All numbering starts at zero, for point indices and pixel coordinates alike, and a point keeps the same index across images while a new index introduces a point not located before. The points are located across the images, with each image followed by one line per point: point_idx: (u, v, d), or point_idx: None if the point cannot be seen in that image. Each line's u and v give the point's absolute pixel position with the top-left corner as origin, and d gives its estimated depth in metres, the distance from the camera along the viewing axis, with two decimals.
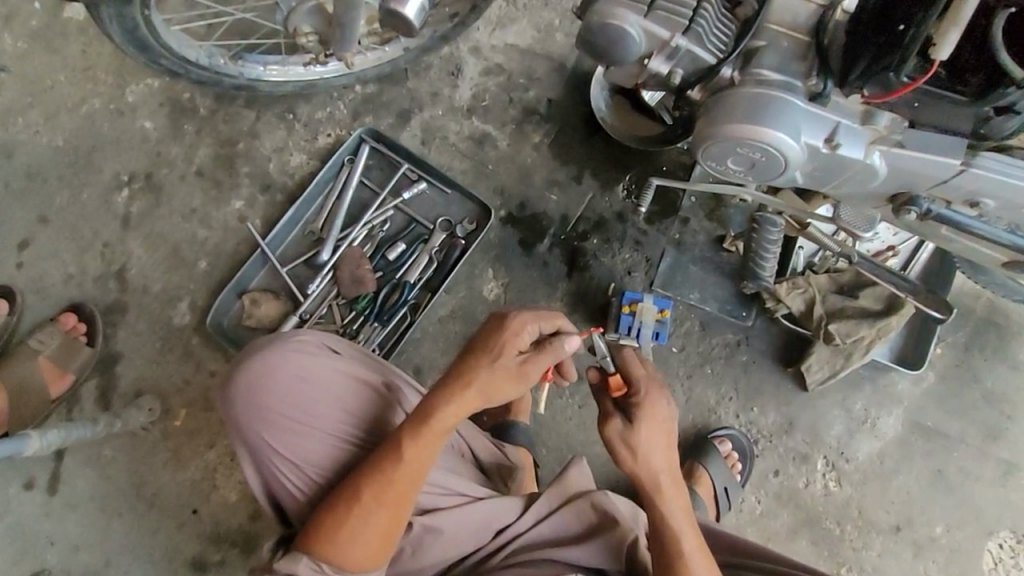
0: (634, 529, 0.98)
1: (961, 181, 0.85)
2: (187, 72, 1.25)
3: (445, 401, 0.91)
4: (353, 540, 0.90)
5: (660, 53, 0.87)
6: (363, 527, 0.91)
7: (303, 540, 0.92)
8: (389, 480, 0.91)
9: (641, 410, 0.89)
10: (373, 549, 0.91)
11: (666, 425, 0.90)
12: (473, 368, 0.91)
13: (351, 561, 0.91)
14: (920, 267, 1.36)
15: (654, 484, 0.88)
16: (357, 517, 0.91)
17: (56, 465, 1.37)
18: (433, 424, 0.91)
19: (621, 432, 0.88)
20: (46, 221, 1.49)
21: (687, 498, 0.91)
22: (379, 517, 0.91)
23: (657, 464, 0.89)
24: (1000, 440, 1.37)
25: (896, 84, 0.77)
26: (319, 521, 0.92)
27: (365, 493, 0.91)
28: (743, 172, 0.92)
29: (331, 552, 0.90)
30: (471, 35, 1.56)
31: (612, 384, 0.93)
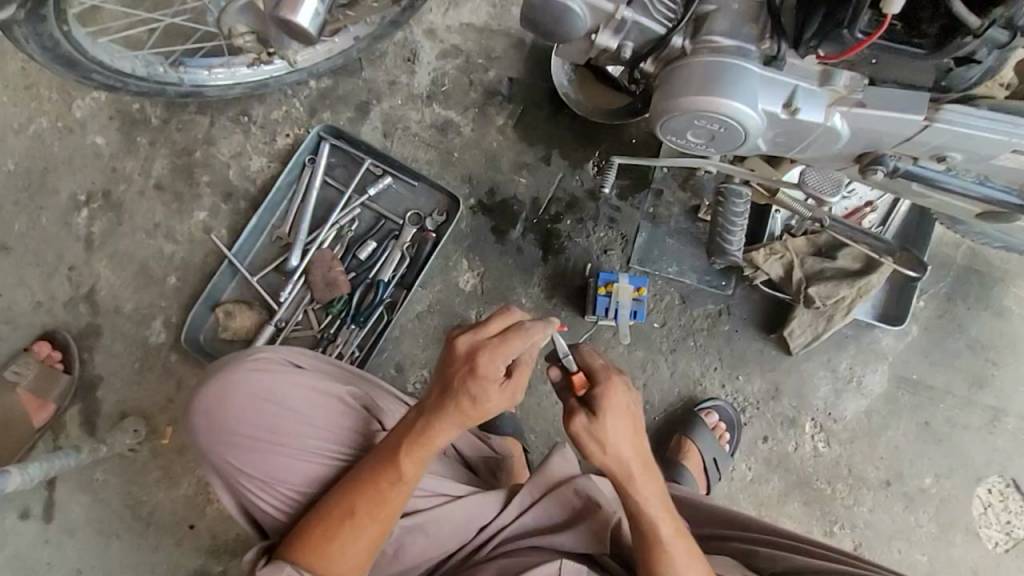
0: (616, 513, 0.98)
1: (926, 136, 0.81)
2: (125, 85, 1.21)
3: (437, 424, 0.91)
4: (341, 553, 0.92)
5: (606, 28, 0.83)
6: (352, 541, 0.92)
7: (286, 552, 0.92)
8: (381, 496, 0.93)
9: (604, 401, 0.87)
10: (360, 560, 0.93)
11: (631, 411, 0.88)
12: (456, 396, 0.88)
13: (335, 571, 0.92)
14: (899, 222, 1.34)
15: (626, 475, 0.88)
16: (347, 533, 0.92)
17: (49, 493, 1.37)
18: (431, 445, 0.92)
19: (588, 427, 0.87)
20: (8, 249, 1.45)
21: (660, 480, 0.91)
22: (369, 530, 0.92)
23: (627, 453, 0.87)
24: (987, 387, 1.37)
25: (851, 42, 0.74)
26: (306, 534, 0.93)
27: (359, 511, 0.92)
28: (704, 144, 0.89)
29: (319, 563, 0.91)
30: (424, 17, 1.50)
31: (576, 383, 0.91)
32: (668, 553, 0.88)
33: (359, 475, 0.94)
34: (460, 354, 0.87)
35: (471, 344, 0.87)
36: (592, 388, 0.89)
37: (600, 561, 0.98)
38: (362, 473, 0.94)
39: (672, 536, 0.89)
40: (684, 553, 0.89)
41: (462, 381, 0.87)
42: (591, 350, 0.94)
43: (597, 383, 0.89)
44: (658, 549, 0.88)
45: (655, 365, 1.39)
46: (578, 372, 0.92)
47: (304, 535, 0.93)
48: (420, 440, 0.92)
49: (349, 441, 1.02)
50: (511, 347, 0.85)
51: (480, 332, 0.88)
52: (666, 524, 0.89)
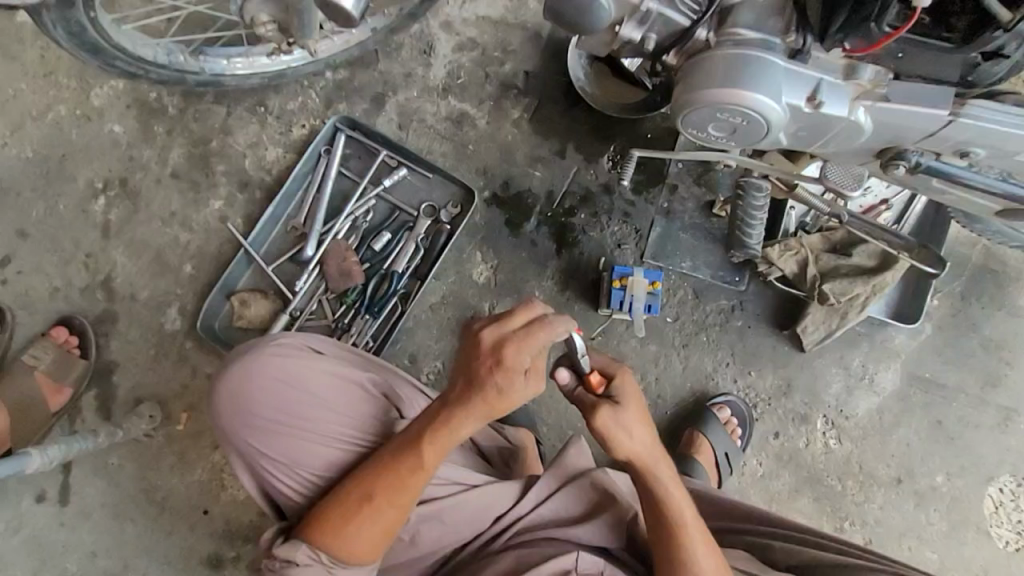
0: (632, 506, 1.00)
1: (951, 132, 0.82)
2: (146, 73, 1.21)
3: (463, 415, 0.91)
4: (356, 536, 0.93)
5: (631, 20, 0.84)
6: (367, 524, 0.93)
7: (302, 531, 0.95)
8: (401, 482, 0.93)
9: (623, 392, 0.90)
10: (375, 543, 0.94)
11: (647, 401, 0.91)
12: (483, 392, 0.88)
13: (350, 553, 0.93)
14: (914, 219, 1.34)
15: (642, 462, 0.91)
16: (364, 517, 0.93)
17: (65, 477, 1.38)
18: (455, 433, 0.92)
19: (605, 418, 0.88)
20: (26, 235, 1.46)
21: (676, 466, 0.94)
22: (385, 515, 0.93)
23: (645, 441, 0.90)
24: (999, 387, 1.37)
25: (878, 36, 0.73)
26: (323, 514, 0.95)
27: (376, 495, 0.93)
28: (725, 138, 0.89)
29: (333, 544, 0.93)
30: (441, 10, 1.50)
31: (593, 383, 0.91)
32: (690, 539, 0.89)
33: (381, 460, 0.95)
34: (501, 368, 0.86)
35: (498, 341, 0.86)
36: (610, 380, 0.90)
37: (616, 554, 0.98)
38: (384, 459, 0.95)
39: (692, 520, 0.91)
40: (705, 539, 0.90)
41: (499, 383, 0.87)
42: (605, 347, 0.96)
43: (613, 376, 0.92)
44: (676, 537, 0.89)
45: (667, 360, 1.40)
46: (594, 372, 0.91)
47: (320, 515, 0.95)
48: (442, 429, 0.92)
49: (369, 427, 1.03)
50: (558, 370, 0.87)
51: (506, 329, 0.87)
52: (685, 510, 0.91)
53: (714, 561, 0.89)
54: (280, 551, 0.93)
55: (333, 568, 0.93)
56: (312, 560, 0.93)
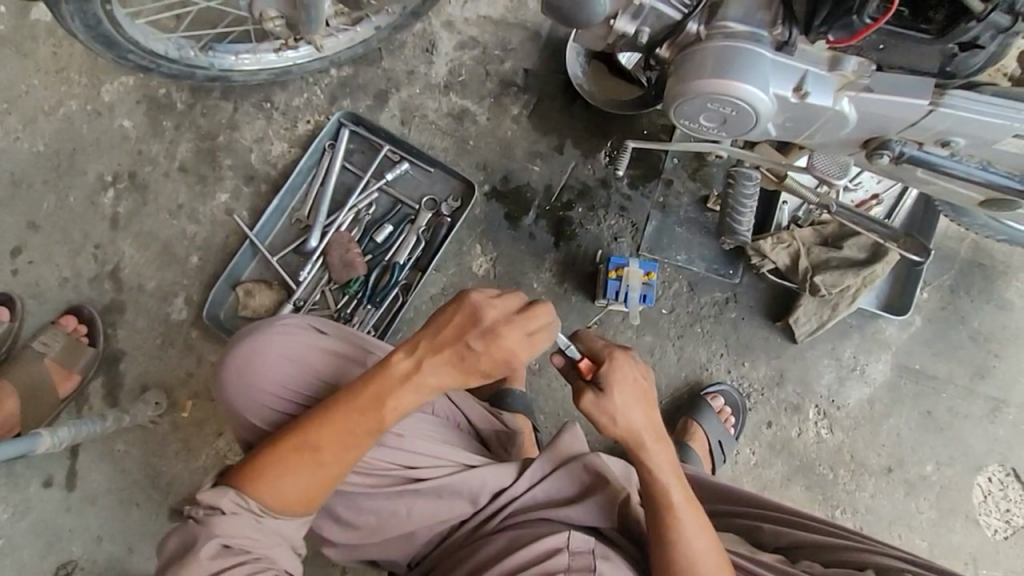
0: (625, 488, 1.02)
1: (931, 121, 0.85)
2: (156, 66, 1.27)
3: (430, 377, 0.93)
4: (291, 486, 0.91)
5: (625, 13, 0.87)
6: (304, 474, 0.91)
7: (232, 479, 0.91)
8: (350, 435, 0.93)
9: (611, 378, 0.90)
10: (308, 493, 0.92)
11: (638, 386, 0.91)
12: (460, 359, 0.92)
13: (279, 501, 0.90)
14: (905, 215, 1.38)
15: (634, 445, 0.92)
16: (302, 464, 0.91)
17: (72, 462, 1.41)
18: (419, 393, 0.94)
19: (596, 403, 0.90)
20: (36, 226, 1.50)
21: (668, 447, 0.95)
22: (327, 467, 0.92)
23: (635, 424, 0.91)
24: (988, 378, 1.39)
25: (858, 26, 0.77)
26: (259, 462, 0.92)
27: (323, 444, 0.92)
28: (716, 128, 0.93)
29: (265, 492, 0.90)
30: (442, 10, 1.54)
31: (584, 368, 0.93)
32: (679, 519, 0.91)
33: (328, 411, 0.94)
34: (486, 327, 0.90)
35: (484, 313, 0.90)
36: (599, 368, 0.91)
37: (608, 533, 1.00)
38: (334, 412, 0.94)
39: (682, 502, 0.92)
40: (694, 519, 0.92)
41: (483, 351, 0.90)
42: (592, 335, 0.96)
43: (602, 362, 0.92)
44: (667, 517, 0.91)
45: (663, 350, 1.42)
46: (583, 359, 0.94)
47: (255, 462, 0.92)
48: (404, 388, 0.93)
49: None
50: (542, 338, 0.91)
51: (505, 306, 0.91)
52: (676, 492, 0.92)
53: (706, 540, 0.91)
54: (204, 497, 0.88)
55: (261, 517, 0.90)
56: (238, 508, 0.88)
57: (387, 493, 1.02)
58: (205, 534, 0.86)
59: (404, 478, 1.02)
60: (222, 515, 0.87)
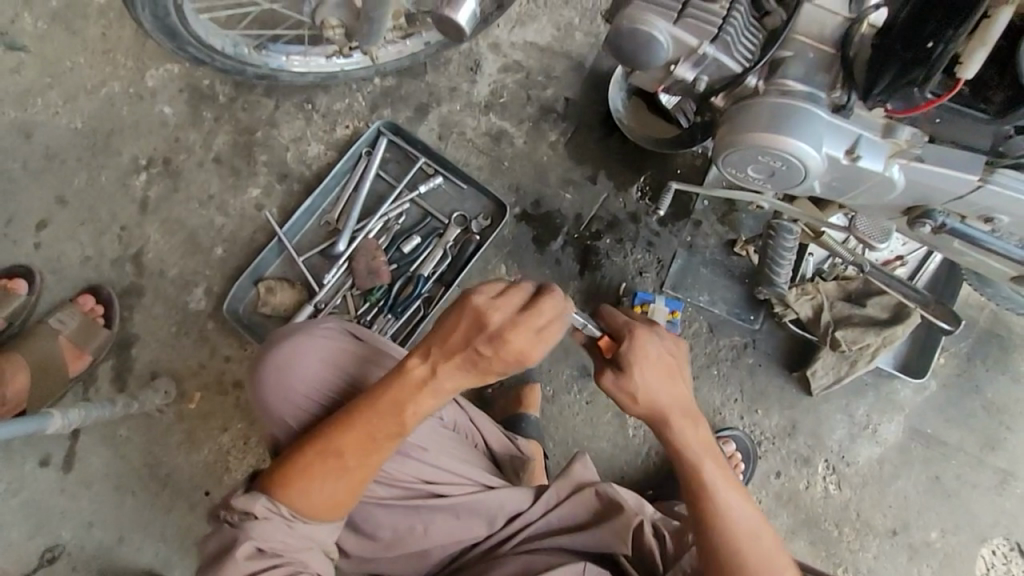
0: (639, 515, 1.00)
1: (978, 197, 0.87)
2: (212, 61, 1.29)
3: (442, 377, 0.91)
4: (320, 492, 0.92)
5: (687, 60, 0.86)
6: (332, 479, 0.92)
7: (264, 485, 0.92)
8: (373, 440, 0.93)
9: (633, 355, 0.91)
10: (337, 499, 0.93)
11: (662, 360, 0.91)
12: (465, 358, 0.89)
13: (312, 508, 0.92)
14: (928, 277, 1.38)
15: (662, 422, 0.93)
16: (330, 469, 0.92)
17: (71, 444, 1.39)
18: (430, 393, 0.92)
19: (619, 384, 0.91)
20: (64, 202, 1.50)
21: (697, 422, 0.94)
22: (353, 473, 0.93)
23: (663, 399, 0.91)
24: (998, 449, 1.39)
25: (919, 100, 0.78)
26: (288, 469, 0.92)
27: (345, 449, 0.92)
28: (762, 180, 0.94)
29: (296, 498, 0.91)
30: (490, 32, 1.57)
31: (602, 346, 0.95)
32: (716, 494, 0.91)
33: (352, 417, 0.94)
34: (487, 329, 0.87)
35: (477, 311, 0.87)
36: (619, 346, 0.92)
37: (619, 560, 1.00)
38: (358, 416, 0.94)
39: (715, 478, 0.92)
40: (730, 491, 0.92)
41: (493, 353, 0.87)
42: (613, 311, 0.97)
43: (621, 340, 0.93)
44: (702, 494, 0.91)
45: None
46: (603, 337, 0.96)
47: (284, 469, 0.93)
48: (421, 391, 0.92)
49: None
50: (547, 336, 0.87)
51: (507, 303, 0.87)
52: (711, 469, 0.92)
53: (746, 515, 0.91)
54: (238, 502, 0.89)
55: (293, 523, 0.91)
56: (271, 514, 0.90)
57: (404, 505, 1.01)
58: (240, 540, 0.87)
59: (423, 492, 1.02)
60: (255, 519, 0.89)
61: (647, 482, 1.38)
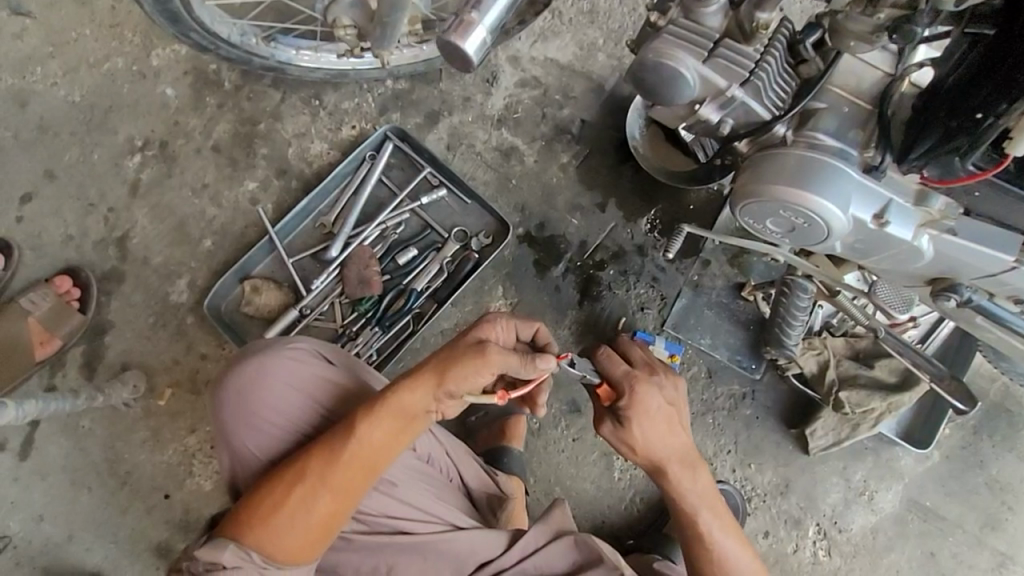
0: (618, 560, 0.95)
1: (1009, 276, 0.82)
2: (216, 48, 1.23)
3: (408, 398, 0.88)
4: (288, 529, 0.86)
5: (713, 101, 0.81)
6: (299, 516, 0.86)
7: (231, 530, 0.86)
8: (336, 467, 0.88)
9: (631, 411, 0.87)
10: (305, 538, 0.87)
11: (668, 408, 0.88)
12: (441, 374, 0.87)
13: (280, 551, 0.86)
14: (939, 342, 1.31)
15: (660, 475, 0.91)
16: (296, 503, 0.87)
17: (31, 430, 1.33)
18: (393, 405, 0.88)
19: (613, 432, 0.91)
20: (53, 177, 1.44)
21: (695, 473, 0.91)
22: (319, 506, 0.87)
23: (661, 457, 0.89)
24: (998, 531, 1.33)
25: (960, 172, 0.72)
26: (254, 509, 0.87)
27: (309, 477, 0.88)
28: (780, 234, 0.89)
29: (263, 540, 0.85)
30: (511, 44, 1.52)
31: (601, 393, 0.92)
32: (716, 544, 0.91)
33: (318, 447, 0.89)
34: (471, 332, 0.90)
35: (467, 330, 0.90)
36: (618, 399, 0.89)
37: None
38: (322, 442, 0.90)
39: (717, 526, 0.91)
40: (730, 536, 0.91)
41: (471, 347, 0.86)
42: (611, 356, 0.92)
43: (621, 392, 0.90)
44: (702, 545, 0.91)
45: None
46: (603, 384, 0.93)
47: (250, 509, 0.87)
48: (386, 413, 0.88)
49: None
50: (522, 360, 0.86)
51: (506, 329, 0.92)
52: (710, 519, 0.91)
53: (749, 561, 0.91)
54: (203, 551, 0.84)
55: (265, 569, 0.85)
56: (240, 561, 0.84)
57: (371, 544, 0.94)
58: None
59: (391, 529, 0.96)
60: (222, 568, 0.83)
61: (628, 531, 1.32)
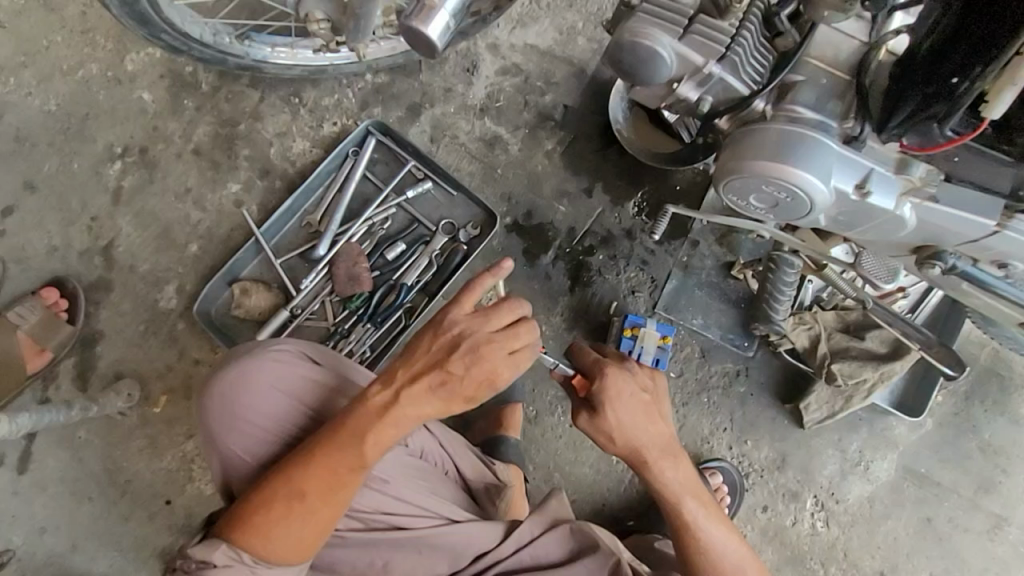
0: (616, 552, 0.96)
1: (993, 242, 0.82)
2: (189, 49, 1.21)
3: (411, 412, 0.85)
4: (283, 535, 0.86)
5: (691, 79, 0.80)
6: (292, 522, 0.86)
7: (225, 531, 0.87)
8: (326, 473, 0.87)
9: (605, 396, 0.89)
10: (299, 542, 0.87)
11: (635, 396, 0.90)
12: (450, 389, 0.83)
13: (273, 553, 0.86)
14: (929, 310, 1.32)
15: (640, 462, 0.91)
16: (289, 510, 0.87)
17: (27, 444, 1.32)
18: (389, 414, 0.85)
19: (589, 423, 0.90)
20: (33, 188, 1.43)
21: (677, 462, 0.92)
22: (316, 516, 0.87)
23: (642, 440, 0.89)
24: (993, 493, 1.35)
25: (939, 138, 0.72)
26: (248, 513, 0.87)
27: (300, 486, 0.87)
28: (764, 209, 0.88)
29: (256, 544, 0.86)
30: (490, 32, 1.50)
31: (577, 384, 0.95)
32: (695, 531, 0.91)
33: (315, 455, 0.88)
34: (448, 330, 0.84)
35: (480, 338, 0.82)
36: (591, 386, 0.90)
37: None
38: (319, 448, 0.88)
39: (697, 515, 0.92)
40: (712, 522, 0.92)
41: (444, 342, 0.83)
42: (585, 350, 0.96)
43: (594, 377, 0.91)
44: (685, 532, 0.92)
45: None
46: (576, 373, 0.93)
47: (242, 512, 0.88)
48: (387, 426, 0.86)
49: None
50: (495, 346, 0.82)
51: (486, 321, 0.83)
52: (689, 501, 0.92)
53: (730, 541, 0.92)
54: (196, 551, 0.85)
55: (255, 568, 0.86)
56: (231, 561, 0.85)
57: (364, 540, 0.95)
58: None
59: (385, 524, 0.96)
60: (214, 567, 0.85)
61: (628, 513, 1.33)
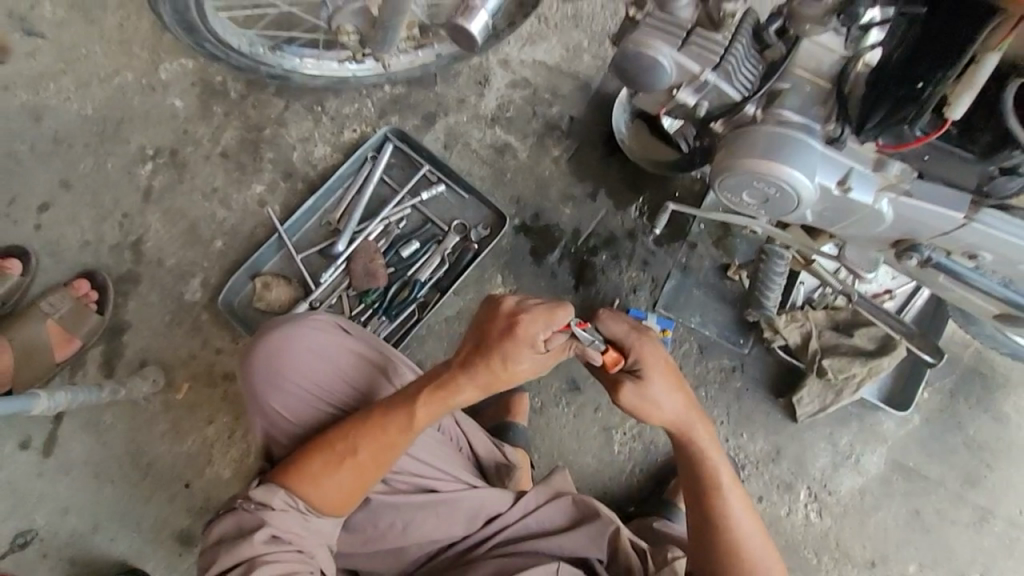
0: (615, 521, 1.02)
1: (961, 233, 0.91)
2: (226, 56, 1.32)
3: (464, 379, 0.93)
4: (333, 486, 0.93)
5: (689, 86, 0.89)
6: (341, 476, 0.93)
7: (277, 479, 0.93)
8: (383, 433, 0.94)
9: (647, 368, 0.95)
10: (345, 493, 0.93)
11: (669, 368, 0.98)
12: (492, 358, 0.91)
13: (323, 502, 0.92)
14: (915, 312, 1.40)
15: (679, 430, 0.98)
16: (342, 466, 0.93)
17: (54, 427, 1.38)
18: (444, 388, 0.94)
19: (633, 393, 0.95)
20: (68, 186, 1.51)
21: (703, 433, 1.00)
22: (370, 470, 0.94)
23: (672, 411, 0.97)
24: (979, 487, 1.41)
25: (908, 137, 0.82)
26: (303, 464, 0.93)
27: (354, 441, 0.94)
28: (756, 205, 0.97)
29: (309, 491, 0.92)
30: (501, 49, 1.61)
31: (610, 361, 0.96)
32: (727, 505, 0.96)
33: (371, 416, 0.95)
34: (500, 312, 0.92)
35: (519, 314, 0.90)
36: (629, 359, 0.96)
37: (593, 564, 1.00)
38: (380, 413, 0.95)
39: (728, 486, 0.98)
40: (738, 496, 0.97)
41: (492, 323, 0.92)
42: (615, 320, 0.98)
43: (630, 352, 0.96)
44: (717, 505, 0.96)
45: None
46: (609, 350, 0.96)
47: (297, 464, 0.94)
48: (440, 390, 0.94)
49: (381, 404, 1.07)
50: (541, 324, 0.90)
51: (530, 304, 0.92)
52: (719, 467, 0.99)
53: (748, 514, 0.97)
54: (254, 494, 0.90)
55: (308, 515, 0.92)
56: (287, 507, 0.90)
57: (387, 502, 1.00)
58: (257, 531, 0.87)
59: (406, 488, 1.02)
60: (269, 511, 0.90)
61: (629, 499, 1.38)
